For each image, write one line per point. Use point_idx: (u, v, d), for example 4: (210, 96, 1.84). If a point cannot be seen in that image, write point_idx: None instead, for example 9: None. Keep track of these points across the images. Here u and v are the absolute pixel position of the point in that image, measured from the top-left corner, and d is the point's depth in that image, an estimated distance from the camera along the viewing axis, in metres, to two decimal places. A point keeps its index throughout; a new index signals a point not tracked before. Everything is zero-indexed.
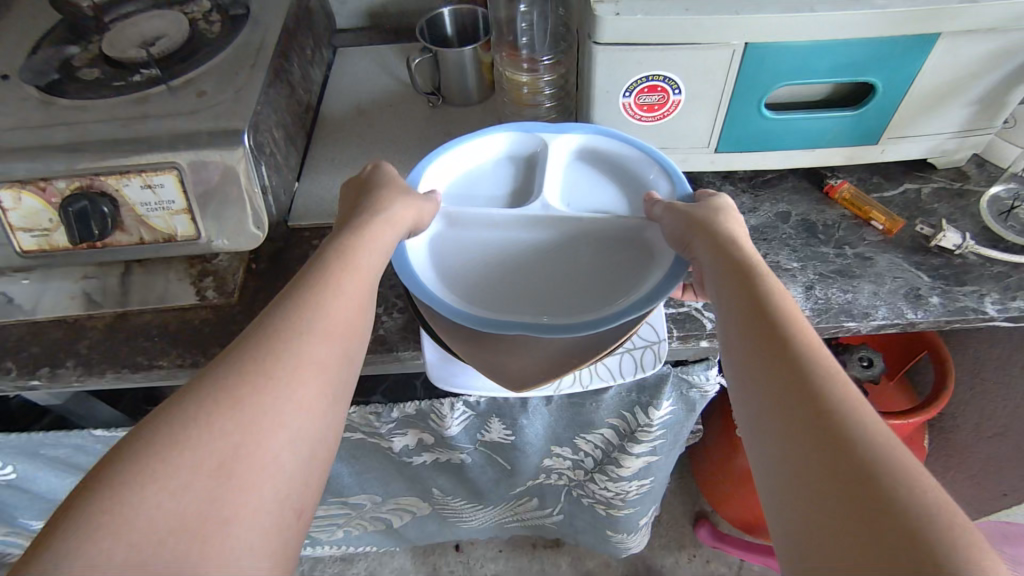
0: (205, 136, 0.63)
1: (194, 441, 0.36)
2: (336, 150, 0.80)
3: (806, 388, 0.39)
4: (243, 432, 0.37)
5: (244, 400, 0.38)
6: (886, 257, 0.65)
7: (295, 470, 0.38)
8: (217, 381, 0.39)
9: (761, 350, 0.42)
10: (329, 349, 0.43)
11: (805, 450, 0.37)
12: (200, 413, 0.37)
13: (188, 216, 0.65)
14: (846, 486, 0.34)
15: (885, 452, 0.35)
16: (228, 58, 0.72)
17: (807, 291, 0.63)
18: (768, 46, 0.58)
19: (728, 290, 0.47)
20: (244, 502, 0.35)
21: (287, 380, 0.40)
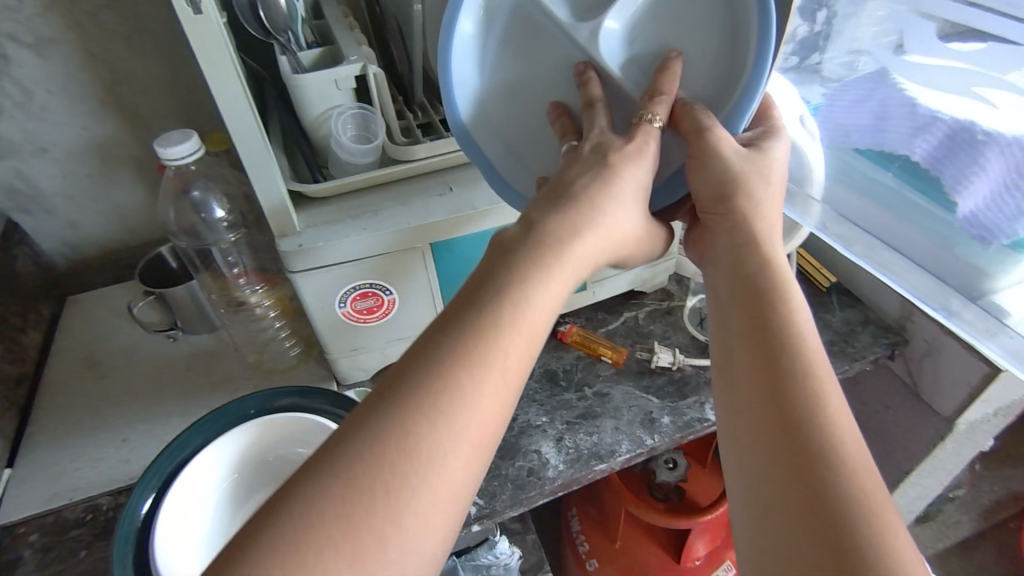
0: None
1: (365, 449, 0.34)
2: (61, 413, 0.72)
3: (772, 346, 0.41)
4: (429, 495, 0.34)
5: (423, 421, 0.35)
6: (620, 389, 0.70)
7: (462, 478, 0.36)
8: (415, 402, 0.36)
9: (766, 380, 0.40)
10: (504, 362, 0.39)
11: (759, 405, 0.39)
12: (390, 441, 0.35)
13: None
14: (789, 471, 0.36)
15: (839, 462, 0.35)
16: None
17: (558, 443, 0.65)
18: (452, 241, 0.63)
19: (737, 322, 0.43)
20: (400, 517, 0.33)
21: (451, 396, 0.36)
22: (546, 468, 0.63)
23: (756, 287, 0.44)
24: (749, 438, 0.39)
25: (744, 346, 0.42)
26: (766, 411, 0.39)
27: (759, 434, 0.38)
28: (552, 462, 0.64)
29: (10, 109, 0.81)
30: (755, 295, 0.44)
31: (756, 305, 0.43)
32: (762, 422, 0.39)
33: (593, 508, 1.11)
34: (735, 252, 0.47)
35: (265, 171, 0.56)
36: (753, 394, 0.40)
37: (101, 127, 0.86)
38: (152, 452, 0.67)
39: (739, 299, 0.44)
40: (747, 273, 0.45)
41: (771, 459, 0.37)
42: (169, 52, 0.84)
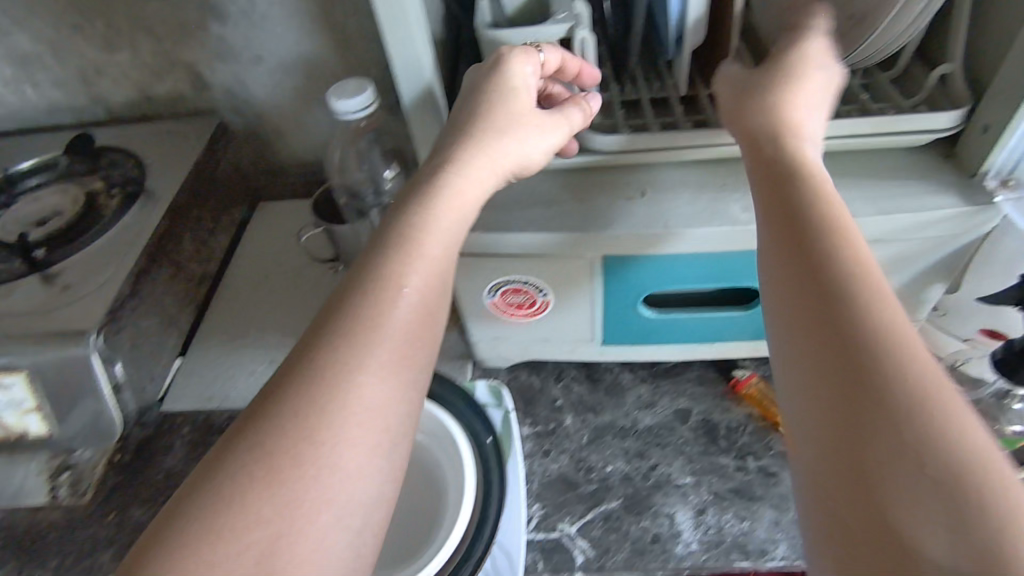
0: (53, 338, 0.60)
1: (235, 451, 0.33)
2: (229, 320, 0.77)
3: (829, 325, 0.33)
4: (322, 421, 0.34)
5: (272, 396, 0.35)
6: (792, 473, 0.57)
7: (355, 458, 0.34)
8: (321, 343, 0.36)
9: (801, 301, 0.35)
10: (424, 292, 0.39)
11: (826, 410, 0.32)
12: (263, 450, 0.33)
13: (40, 414, 0.62)
14: (838, 384, 0.32)
15: (893, 388, 0.30)
16: (108, 242, 0.70)
17: (697, 516, 0.55)
18: (631, 257, 0.52)
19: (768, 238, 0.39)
20: (289, 509, 0.32)
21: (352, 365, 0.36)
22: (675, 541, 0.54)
23: (800, 227, 0.37)
24: (791, 380, 0.35)
25: (793, 326, 0.36)
26: (823, 403, 0.32)
27: (799, 370, 0.34)
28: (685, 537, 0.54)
29: (235, 14, 0.82)
30: (799, 229, 0.37)
31: (802, 251, 0.37)
32: (835, 439, 0.31)
33: None
34: (777, 183, 0.40)
35: None
36: (807, 389, 0.33)
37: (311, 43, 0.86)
38: None
39: (790, 246, 0.37)
40: (797, 211, 0.38)
41: (840, 449, 0.31)
42: None
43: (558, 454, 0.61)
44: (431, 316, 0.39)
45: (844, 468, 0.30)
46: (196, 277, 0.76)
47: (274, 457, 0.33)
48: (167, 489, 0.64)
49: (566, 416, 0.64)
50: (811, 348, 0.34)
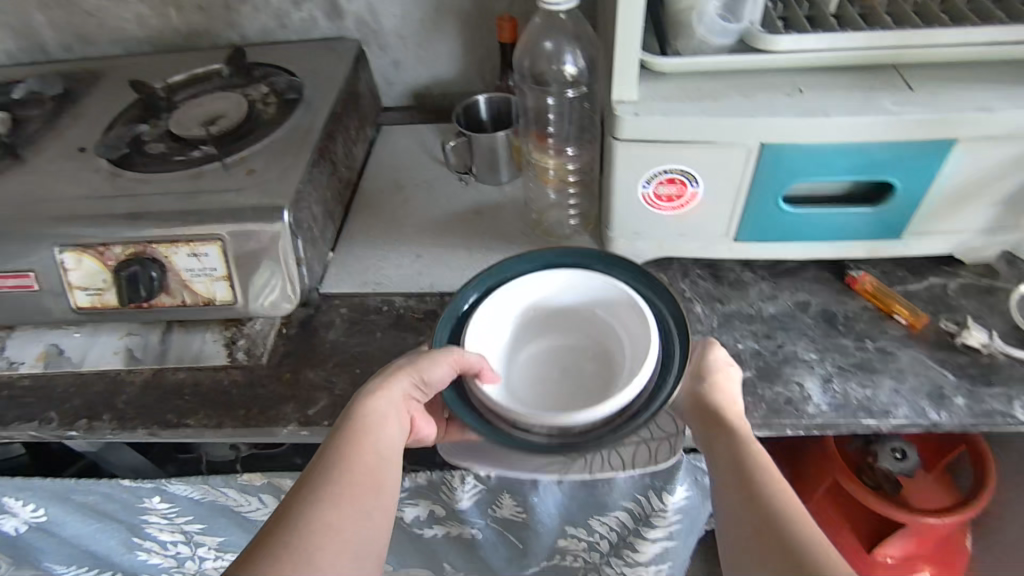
0: (250, 211, 0.68)
1: (286, 509, 0.48)
2: (371, 221, 0.84)
3: (759, 501, 0.49)
4: (333, 484, 0.49)
5: (308, 479, 0.50)
6: (908, 353, 0.64)
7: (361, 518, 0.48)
8: (342, 432, 0.52)
9: (751, 537, 0.48)
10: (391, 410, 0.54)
11: (758, 551, 0.47)
12: (307, 527, 0.46)
13: (227, 282, 0.70)
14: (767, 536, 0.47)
15: (809, 545, 0.46)
16: (278, 138, 0.77)
17: (824, 384, 0.62)
18: (784, 146, 0.59)
19: (720, 463, 0.53)
20: (306, 553, 0.45)
21: (353, 443, 0.51)
22: (806, 403, 0.61)
23: (734, 449, 0.53)
24: (736, 545, 0.49)
25: (734, 498, 0.50)
26: (760, 548, 0.47)
27: (743, 526, 0.49)
28: (815, 399, 0.61)
29: None
30: (744, 481, 0.50)
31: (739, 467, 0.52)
32: (763, 562, 0.46)
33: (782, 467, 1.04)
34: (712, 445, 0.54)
35: (632, 19, 0.56)
36: (744, 536, 0.48)
37: None
38: (442, 274, 0.77)
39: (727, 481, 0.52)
40: (725, 428, 0.54)
41: (784, 564, 0.45)
42: None
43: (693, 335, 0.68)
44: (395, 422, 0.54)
45: None
46: (345, 180, 0.84)
47: (305, 511, 0.47)
48: (333, 356, 0.72)
49: (697, 304, 0.71)
50: (746, 507, 0.49)
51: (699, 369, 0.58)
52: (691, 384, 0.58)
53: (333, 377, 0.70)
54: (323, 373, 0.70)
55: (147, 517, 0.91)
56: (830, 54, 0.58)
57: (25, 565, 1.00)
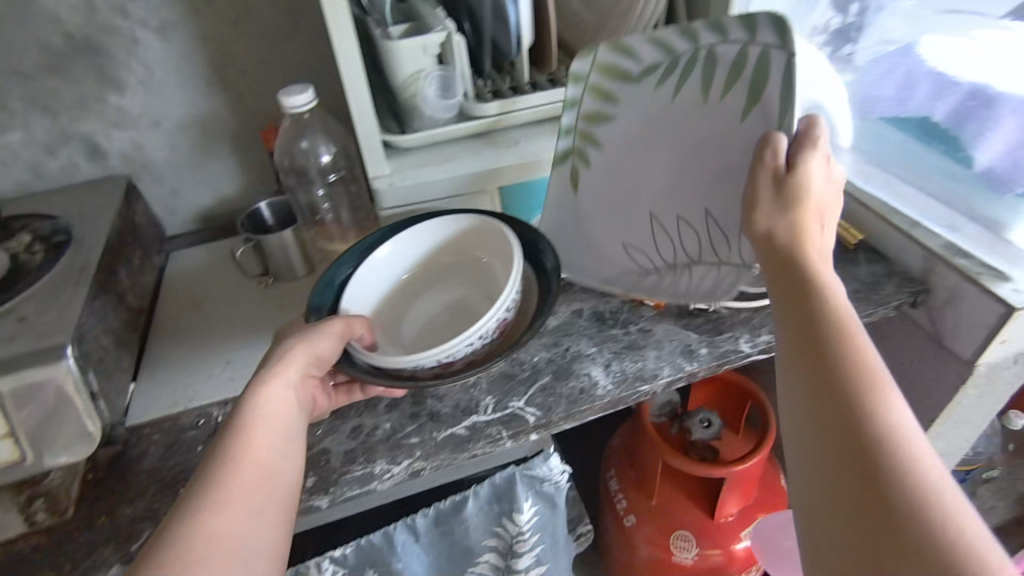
0: (26, 358, 0.65)
1: (188, 499, 0.48)
2: (172, 343, 0.83)
3: (833, 380, 0.42)
4: (232, 462, 0.51)
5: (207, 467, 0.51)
6: (661, 326, 0.78)
7: (266, 487, 0.50)
8: (234, 420, 0.54)
9: (828, 420, 0.41)
10: (282, 392, 0.57)
11: (818, 434, 0.41)
12: (208, 507, 0.47)
13: (10, 441, 0.65)
14: (823, 429, 0.41)
15: (879, 434, 0.39)
16: (50, 282, 0.75)
17: (606, 368, 0.74)
18: (514, 185, 0.75)
19: (789, 325, 0.47)
20: (216, 525, 0.46)
21: (247, 424, 0.54)
22: (596, 387, 0.72)
23: (819, 332, 0.44)
24: (804, 427, 0.43)
25: (795, 377, 0.45)
26: (810, 433, 0.42)
27: (810, 414, 0.42)
28: (601, 382, 0.72)
29: (133, 85, 0.93)
30: (817, 354, 0.44)
31: (815, 353, 0.44)
32: (828, 446, 0.40)
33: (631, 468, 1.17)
34: (786, 267, 0.50)
35: (365, 110, 0.68)
36: (821, 419, 0.42)
37: (205, 104, 0.98)
38: None
39: (790, 314, 0.47)
40: (807, 290, 0.47)
41: (841, 471, 0.39)
42: (271, 33, 0.95)
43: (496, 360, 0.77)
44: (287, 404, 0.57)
45: (820, 483, 0.40)
46: (134, 308, 0.82)
47: (207, 493, 0.48)
48: (152, 484, 0.69)
49: None
50: (815, 388, 0.43)
51: (751, 208, 0.54)
52: (760, 238, 0.53)
53: (154, 505, 0.66)
54: (142, 505, 0.66)
55: None
56: (530, 111, 0.75)
57: None
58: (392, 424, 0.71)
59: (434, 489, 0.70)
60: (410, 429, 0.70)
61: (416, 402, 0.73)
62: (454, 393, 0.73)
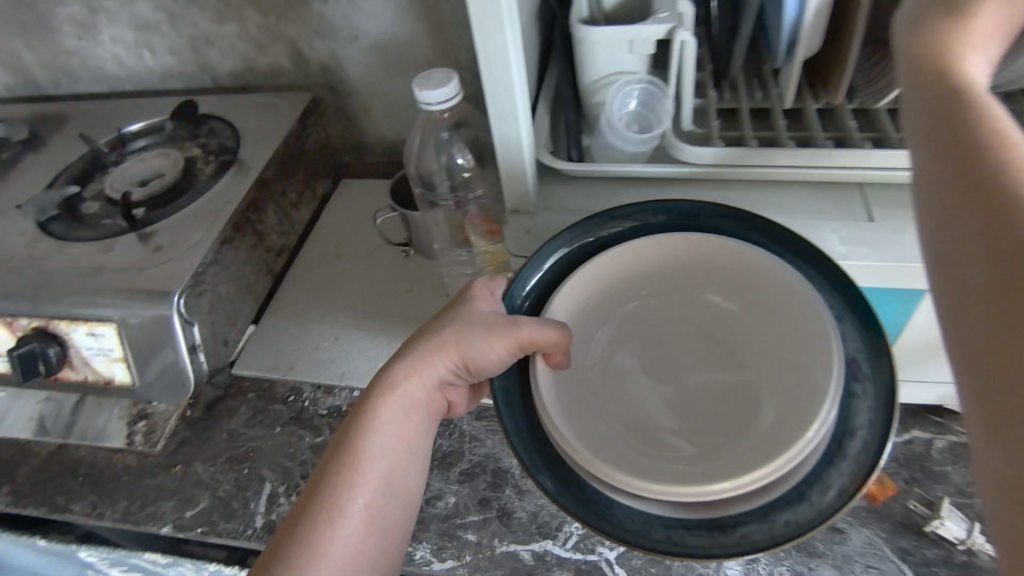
0: (142, 296, 0.64)
1: (300, 514, 0.43)
2: (301, 292, 0.79)
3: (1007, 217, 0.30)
4: (347, 482, 0.44)
5: (323, 474, 0.44)
6: (862, 533, 0.52)
7: (383, 517, 0.44)
8: (356, 422, 0.45)
9: (977, 271, 0.31)
10: (416, 395, 0.47)
11: (963, 296, 0.32)
12: (317, 539, 0.42)
13: (124, 364, 0.66)
14: (987, 275, 0.30)
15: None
16: (198, 208, 0.73)
17: (748, 564, 0.51)
18: None
19: (925, 172, 0.35)
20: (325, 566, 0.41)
21: (370, 431, 0.45)
22: None
23: (969, 145, 0.33)
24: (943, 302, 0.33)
25: (946, 207, 0.33)
26: (971, 286, 0.31)
27: (951, 275, 0.32)
28: None
29: None
30: (971, 183, 0.32)
31: (965, 159, 0.32)
32: (982, 314, 0.30)
33: None
34: (945, 122, 0.34)
35: (516, 132, 0.48)
36: (966, 255, 0.32)
37: (405, 24, 0.84)
38: (355, 363, 0.70)
39: (944, 189, 0.33)
40: (957, 105, 0.34)
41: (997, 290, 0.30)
42: None
43: None
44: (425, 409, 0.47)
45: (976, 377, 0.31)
46: (274, 248, 0.79)
47: (316, 519, 0.42)
48: (227, 449, 0.67)
49: None
50: (975, 225, 0.31)
51: (919, 29, 0.37)
52: (909, 22, 0.38)
53: (219, 476, 0.65)
54: (211, 470, 0.65)
55: None
56: (768, 171, 0.48)
57: None
58: (457, 502, 0.58)
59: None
60: (472, 520, 0.57)
61: (492, 486, 0.59)
62: (538, 496, 0.58)
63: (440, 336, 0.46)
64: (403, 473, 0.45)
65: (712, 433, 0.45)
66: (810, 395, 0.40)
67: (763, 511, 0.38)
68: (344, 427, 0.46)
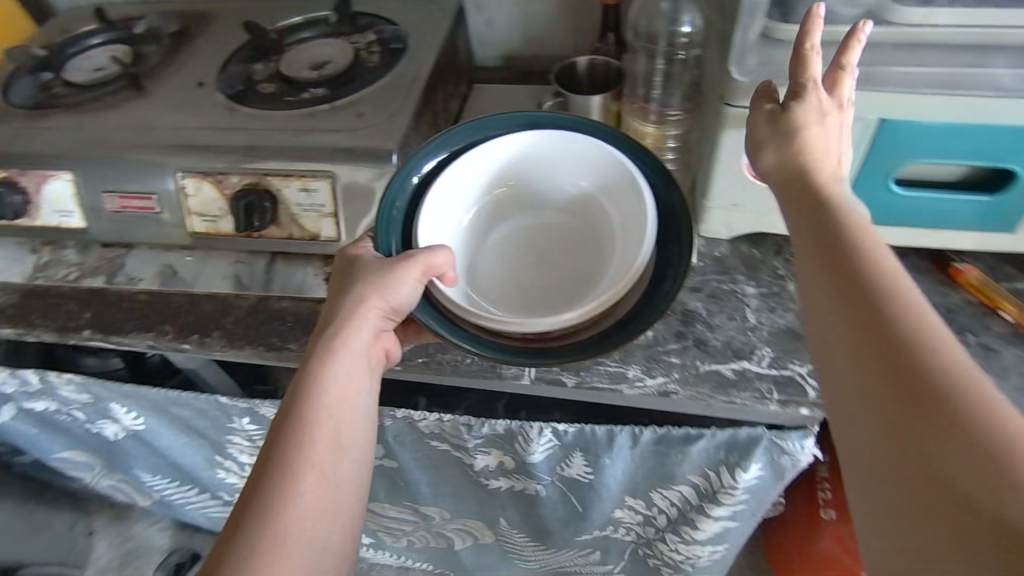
0: (359, 151, 0.72)
1: (275, 459, 0.54)
2: None
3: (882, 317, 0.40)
4: (298, 435, 0.55)
5: (293, 423, 0.55)
6: (1012, 352, 0.63)
7: (346, 480, 0.55)
8: (316, 369, 0.58)
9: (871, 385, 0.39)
10: (350, 360, 0.59)
11: (870, 397, 0.39)
12: (279, 484, 0.52)
13: (334, 220, 0.74)
14: (891, 387, 0.38)
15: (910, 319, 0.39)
16: (385, 86, 0.81)
17: None
18: (907, 123, 0.60)
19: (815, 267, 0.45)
20: (299, 518, 0.52)
21: (321, 388, 0.57)
22: None
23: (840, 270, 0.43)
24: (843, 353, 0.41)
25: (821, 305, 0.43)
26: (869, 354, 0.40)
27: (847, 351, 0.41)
28: None
29: None
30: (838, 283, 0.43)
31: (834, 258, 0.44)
32: (873, 382, 0.39)
33: None
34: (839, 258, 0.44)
35: None
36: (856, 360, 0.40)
37: None
38: None
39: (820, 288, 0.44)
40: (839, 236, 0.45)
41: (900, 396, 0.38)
42: None
43: (785, 311, 0.68)
44: (362, 370, 0.60)
45: (871, 393, 0.39)
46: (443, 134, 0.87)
47: (297, 472, 0.53)
48: None
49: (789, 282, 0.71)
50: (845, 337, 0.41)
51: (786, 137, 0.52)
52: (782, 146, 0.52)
53: None
54: None
55: (232, 436, 0.97)
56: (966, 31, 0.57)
57: (119, 470, 1.16)
58: (656, 334, 0.67)
59: (676, 414, 0.67)
60: (673, 347, 0.66)
61: (684, 322, 0.68)
62: (728, 329, 0.67)
63: (365, 307, 0.60)
64: (350, 426, 0.57)
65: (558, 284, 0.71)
66: (630, 240, 0.67)
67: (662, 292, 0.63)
68: (299, 376, 0.58)
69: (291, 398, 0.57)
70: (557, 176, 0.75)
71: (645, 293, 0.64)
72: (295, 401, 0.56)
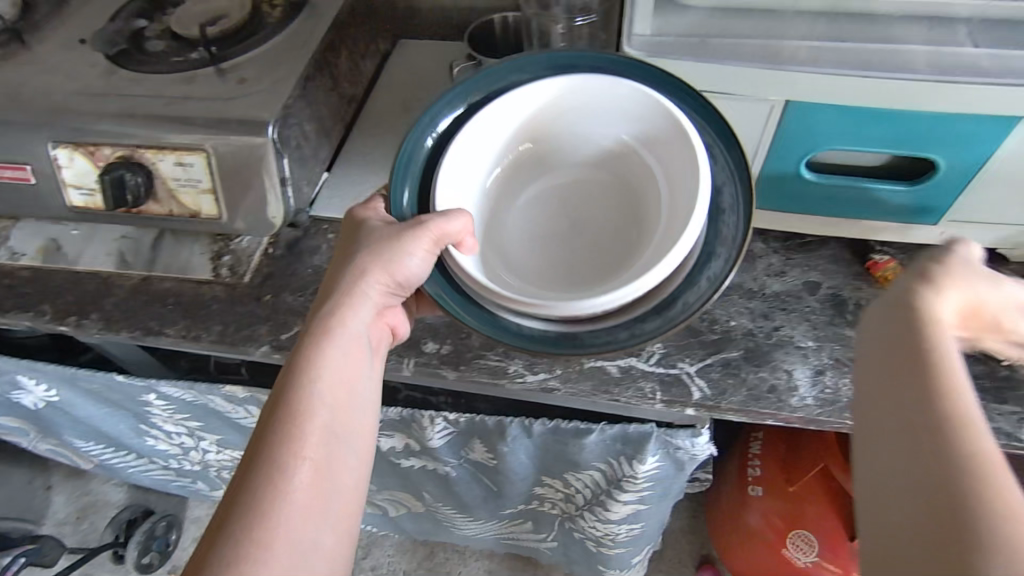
0: (233, 123, 0.65)
1: (270, 445, 0.47)
2: (373, 143, 0.80)
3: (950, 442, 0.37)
4: (289, 422, 0.48)
5: (278, 411, 0.49)
6: None
7: (345, 474, 0.49)
8: (308, 348, 0.51)
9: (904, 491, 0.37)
10: (347, 338, 0.52)
11: (905, 473, 0.37)
12: (270, 475, 0.46)
13: (212, 196, 0.68)
14: (934, 495, 0.36)
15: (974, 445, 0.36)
16: (275, 47, 0.74)
17: (815, 376, 0.58)
18: (815, 106, 0.53)
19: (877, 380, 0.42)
20: (290, 514, 0.45)
21: (313, 371, 0.50)
22: (791, 393, 0.57)
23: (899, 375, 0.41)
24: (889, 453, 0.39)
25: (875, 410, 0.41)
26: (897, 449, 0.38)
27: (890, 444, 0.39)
28: (802, 390, 0.57)
29: None
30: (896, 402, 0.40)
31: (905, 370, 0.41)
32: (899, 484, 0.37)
33: (782, 443, 1.02)
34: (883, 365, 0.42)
35: None
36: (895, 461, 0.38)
37: None
38: None
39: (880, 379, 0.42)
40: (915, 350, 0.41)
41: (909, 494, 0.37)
42: None
43: None
44: (359, 350, 0.53)
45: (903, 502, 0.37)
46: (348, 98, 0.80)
47: (283, 459, 0.47)
48: (314, 281, 0.71)
49: None
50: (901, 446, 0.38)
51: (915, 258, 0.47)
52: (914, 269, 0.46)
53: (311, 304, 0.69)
54: (302, 299, 0.70)
55: (148, 409, 0.96)
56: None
57: (54, 436, 1.16)
58: None
59: (563, 410, 0.64)
60: None
61: None
62: None
63: (365, 272, 0.53)
64: (348, 415, 0.51)
65: (608, 260, 0.58)
66: (676, 211, 0.53)
67: (686, 280, 0.50)
68: (295, 355, 0.51)
69: (282, 382, 0.50)
70: (600, 117, 0.59)
71: (682, 285, 0.50)
72: (285, 396, 0.49)
